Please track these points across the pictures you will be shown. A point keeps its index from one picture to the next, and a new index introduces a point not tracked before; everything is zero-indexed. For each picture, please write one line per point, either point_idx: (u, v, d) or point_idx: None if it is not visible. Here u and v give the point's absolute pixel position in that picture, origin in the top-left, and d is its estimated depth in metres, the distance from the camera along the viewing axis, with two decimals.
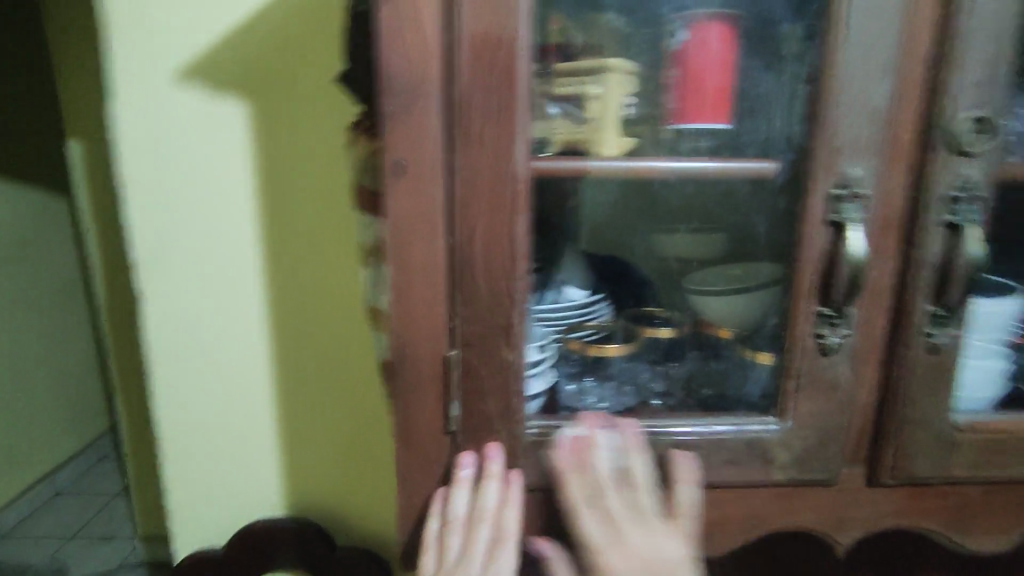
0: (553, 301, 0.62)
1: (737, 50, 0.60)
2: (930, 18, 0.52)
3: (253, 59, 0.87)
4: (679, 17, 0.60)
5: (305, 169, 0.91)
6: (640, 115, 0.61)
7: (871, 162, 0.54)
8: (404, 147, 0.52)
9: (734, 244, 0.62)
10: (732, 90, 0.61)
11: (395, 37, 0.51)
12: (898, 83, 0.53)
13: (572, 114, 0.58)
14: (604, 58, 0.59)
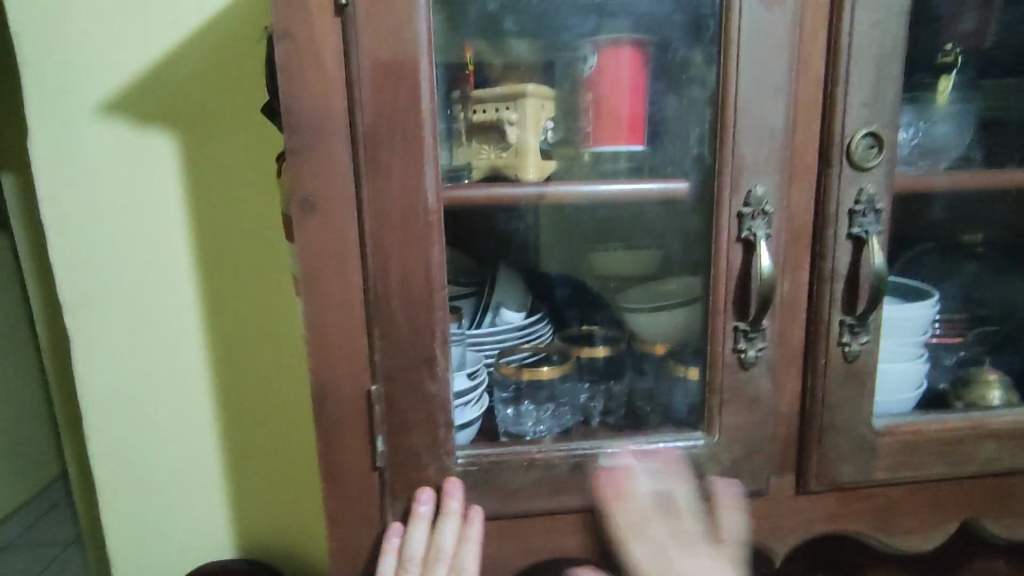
0: (490, 325, 0.64)
1: (645, 72, 0.61)
2: (818, 41, 0.54)
3: (178, 92, 0.86)
4: (586, 43, 0.61)
5: (238, 201, 0.90)
6: (557, 138, 0.61)
7: (773, 179, 0.55)
8: (312, 183, 0.52)
9: (658, 262, 0.63)
10: (644, 111, 0.61)
11: (296, 74, 0.50)
12: (791, 103, 0.55)
13: (491, 140, 0.59)
14: (521, 84, 0.60)
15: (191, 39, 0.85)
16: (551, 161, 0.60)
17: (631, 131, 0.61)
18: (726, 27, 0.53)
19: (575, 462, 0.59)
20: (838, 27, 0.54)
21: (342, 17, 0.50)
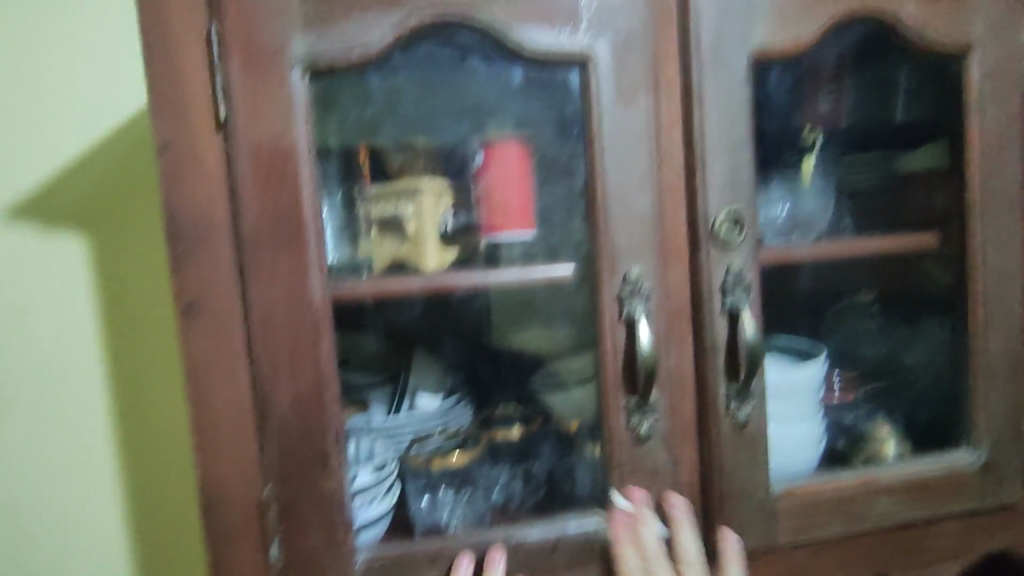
0: (404, 414, 0.64)
1: (530, 164, 0.62)
2: (676, 137, 0.60)
3: (83, 192, 0.83)
4: (471, 139, 0.62)
5: (139, 300, 0.85)
6: (457, 227, 0.63)
7: (647, 262, 0.59)
8: (197, 288, 0.53)
9: (573, 338, 0.63)
10: (532, 197, 0.63)
11: (178, 185, 0.52)
12: (657, 192, 0.59)
13: (390, 232, 0.61)
14: (415, 177, 0.61)
15: (97, 147, 0.83)
16: (452, 250, 0.62)
17: (521, 219, 0.63)
18: (589, 127, 0.58)
19: (486, 553, 0.59)
20: (691, 122, 0.59)
21: (223, 130, 0.52)
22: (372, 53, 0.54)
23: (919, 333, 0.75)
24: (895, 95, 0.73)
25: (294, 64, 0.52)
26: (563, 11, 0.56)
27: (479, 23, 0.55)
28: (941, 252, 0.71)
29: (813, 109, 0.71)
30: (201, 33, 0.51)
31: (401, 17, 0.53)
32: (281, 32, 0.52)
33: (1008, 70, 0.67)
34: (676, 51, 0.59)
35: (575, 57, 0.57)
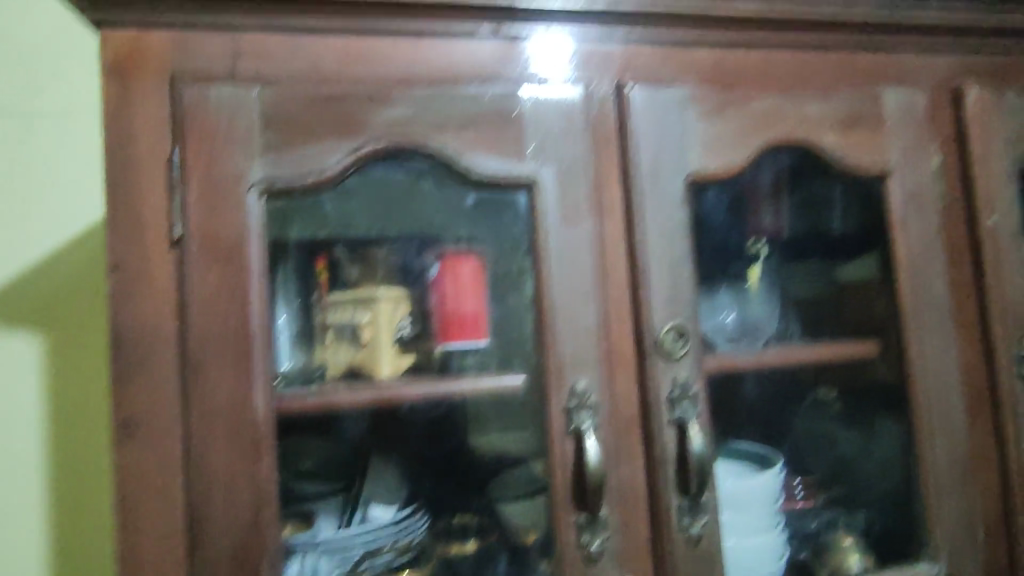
0: (357, 526, 0.62)
1: (484, 273, 0.64)
2: (620, 253, 0.63)
3: (38, 293, 0.83)
4: (426, 251, 0.64)
5: (73, 402, 0.83)
6: (413, 334, 0.64)
7: (594, 374, 0.61)
8: (137, 403, 0.52)
9: (522, 451, 0.62)
10: (486, 306, 0.64)
11: (127, 301, 0.53)
12: (602, 305, 0.62)
13: (348, 338, 0.62)
14: (376, 283, 0.63)
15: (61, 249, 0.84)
16: (412, 354, 0.63)
17: (473, 327, 0.64)
18: (535, 246, 0.61)
19: None
20: (633, 241, 0.63)
21: (177, 248, 0.54)
22: (327, 177, 0.56)
23: (874, 434, 0.75)
24: (830, 210, 0.75)
25: (251, 186, 0.55)
26: (510, 140, 0.60)
27: (432, 149, 0.59)
28: (889, 365, 0.72)
29: (756, 219, 0.75)
30: (163, 157, 0.54)
31: (357, 144, 0.57)
32: (240, 157, 0.55)
33: (925, 192, 0.72)
34: (618, 175, 0.63)
35: (522, 181, 0.60)
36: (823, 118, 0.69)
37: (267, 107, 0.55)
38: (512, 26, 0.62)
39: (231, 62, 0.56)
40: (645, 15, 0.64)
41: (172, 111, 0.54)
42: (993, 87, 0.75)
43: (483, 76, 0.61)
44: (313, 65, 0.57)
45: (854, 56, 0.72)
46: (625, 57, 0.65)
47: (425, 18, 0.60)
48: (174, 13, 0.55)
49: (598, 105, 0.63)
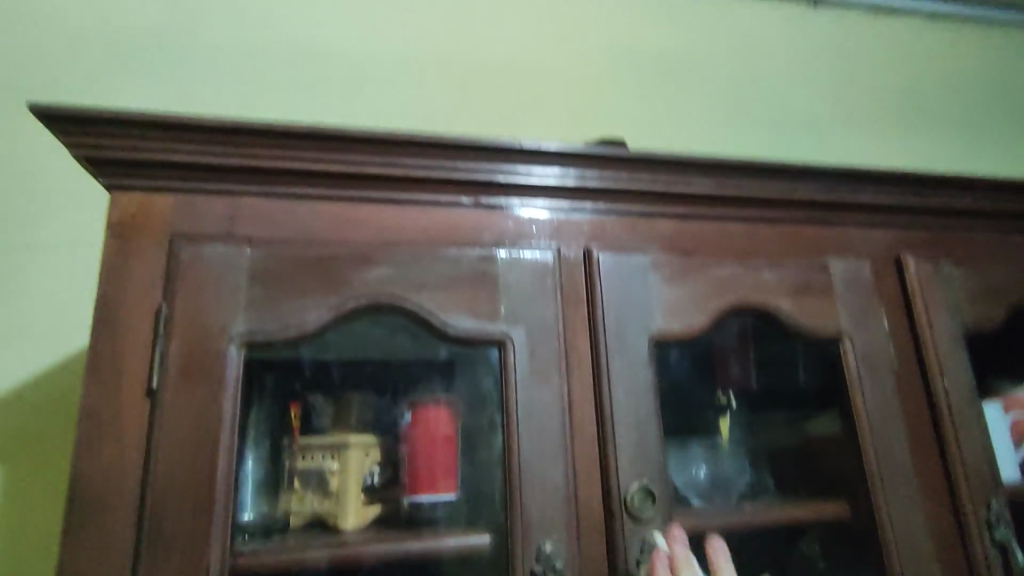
0: None
1: (456, 423, 0.65)
2: (588, 409, 0.65)
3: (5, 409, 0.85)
4: (403, 400, 0.66)
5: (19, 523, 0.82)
6: (381, 483, 0.64)
7: (560, 536, 0.60)
8: (87, 559, 0.51)
9: None
10: (457, 457, 0.64)
11: (92, 450, 0.53)
12: (569, 463, 0.62)
13: (313, 487, 0.62)
14: (346, 431, 0.64)
15: (46, 373, 0.87)
16: (378, 505, 0.63)
17: (440, 480, 0.64)
18: (505, 402, 0.63)
19: None
20: (600, 397, 0.65)
21: (151, 398, 0.55)
22: (306, 332, 0.59)
23: None
24: (795, 369, 0.78)
25: (232, 339, 0.57)
26: (484, 300, 0.64)
27: (410, 306, 0.62)
28: (867, 529, 0.71)
29: (723, 371, 0.77)
30: (150, 309, 0.57)
31: (338, 301, 0.60)
32: (225, 311, 0.58)
33: (879, 355, 0.76)
34: (586, 333, 0.67)
35: (493, 338, 0.63)
36: (776, 284, 0.75)
37: (257, 266, 0.59)
38: (489, 197, 0.69)
39: (228, 224, 0.61)
40: (610, 190, 0.72)
41: (166, 267, 0.58)
42: (930, 259, 0.82)
43: (461, 240, 0.66)
44: (304, 228, 0.62)
45: (800, 229, 0.79)
46: (592, 226, 0.71)
47: (411, 189, 0.66)
48: (181, 180, 0.61)
49: (567, 268, 0.68)
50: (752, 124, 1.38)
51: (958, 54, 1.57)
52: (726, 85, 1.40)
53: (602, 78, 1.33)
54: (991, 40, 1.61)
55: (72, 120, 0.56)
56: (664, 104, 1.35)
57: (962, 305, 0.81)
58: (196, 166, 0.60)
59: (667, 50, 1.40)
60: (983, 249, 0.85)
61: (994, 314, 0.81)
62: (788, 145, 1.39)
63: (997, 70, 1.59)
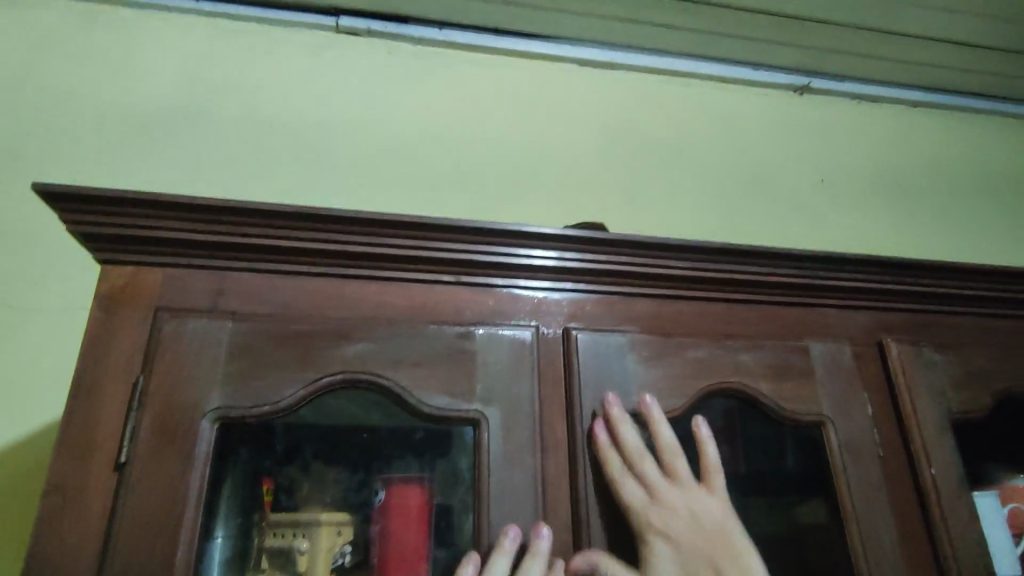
0: None
1: (431, 503, 0.64)
2: (563, 492, 0.64)
3: None
4: (380, 477, 0.65)
5: None
6: (351, 563, 0.64)
7: None
8: None
9: None
10: (430, 538, 0.62)
11: (54, 524, 0.52)
12: (542, 549, 0.61)
13: (282, 565, 0.63)
14: (317, 510, 0.65)
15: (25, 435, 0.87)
16: None
17: (414, 564, 0.61)
18: (478, 484, 0.62)
19: None
20: (575, 481, 0.64)
21: (119, 473, 0.55)
22: (281, 408, 0.59)
23: None
24: (781, 452, 0.76)
25: (206, 415, 0.58)
26: (460, 378, 0.64)
27: (385, 383, 0.62)
28: None
29: None
30: (127, 381, 0.57)
31: (315, 377, 0.61)
32: (203, 385, 0.58)
33: (863, 441, 0.75)
34: (563, 415, 0.67)
35: (469, 417, 0.63)
36: (756, 367, 0.75)
37: (237, 341, 0.61)
38: (472, 275, 0.70)
39: (213, 297, 0.62)
40: (590, 270, 0.73)
41: (148, 339, 0.59)
42: (913, 344, 0.82)
43: (442, 317, 0.68)
44: (288, 303, 0.64)
45: (780, 311, 0.81)
46: (573, 305, 0.73)
47: (393, 267, 0.68)
48: (171, 255, 0.63)
49: (547, 347, 0.69)
50: (741, 204, 1.43)
51: (941, 140, 1.63)
52: (714, 166, 1.46)
53: (595, 159, 1.39)
54: (972, 128, 1.67)
55: (67, 197, 0.59)
56: (655, 183, 1.40)
57: (947, 390, 0.80)
58: (184, 241, 0.62)
59: (658, 134, 1.46)
60: (966, 334, 0.85)
61: (979, 400, 0.81)
62: (777, 223, 1.42)
63: (981, 156, 1.64)
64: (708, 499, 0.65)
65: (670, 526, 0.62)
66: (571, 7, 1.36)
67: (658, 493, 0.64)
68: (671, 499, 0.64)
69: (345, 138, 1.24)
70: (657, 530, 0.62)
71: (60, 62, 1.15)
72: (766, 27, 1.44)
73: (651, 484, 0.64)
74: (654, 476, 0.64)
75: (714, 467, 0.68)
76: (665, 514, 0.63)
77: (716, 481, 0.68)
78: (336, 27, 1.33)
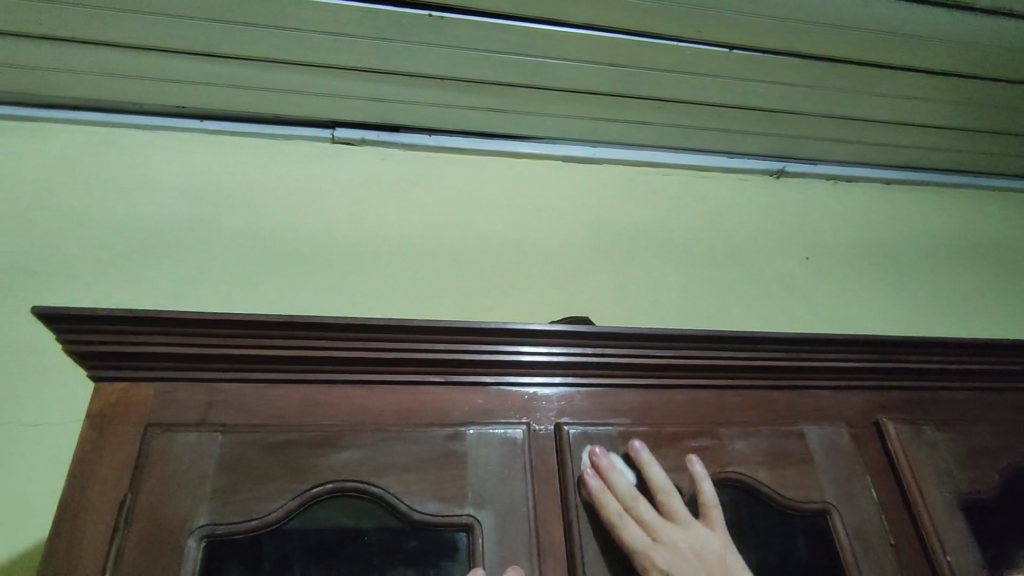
0: None
1: None
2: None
3: None
4: None
5: None
6: None
7: None
8: None
9: None
10: None
11: None
12: None
13: None
14: None
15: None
16: None
17: None
18: None
19: None
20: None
21: None
22: (269, 522, 0.58)
23: None
24: (794, 542, 0.71)
25: (193, 532, 0.56)
26: (452, 482, 0.64)
27: (374, 491, 0.62)
28: None
29: None
30: (113, 501, 0.56)
31: (303, 488, 0.60)
32: (190, 502, 0.57)
33: (871, 527, 0.72)
34: (558, 514, 0.65)
35: (461, 521, 0.62)
36: (749, 455, 0.74)
37: (225, 453, 0.60)
38: (459, 375, 0.71)
39: (204, 410, 0.63)
40: (578, 365, 0.74)
41: (136, 459, 0.59)
42: (911, 423, 0.81)
43: (430, 419, 0.68)
44: (276, 412, 0.64)
45: (771, 396, 0.81)
46: (562, 400, 0.73)
47: (383, 370, 0.69)
48: (164, 370, 0.64)
49: (539, 444, 0.69)
50: (730, 287, 1.46)
51: (916, 216, 1.70)
52: (695, 249, 1.50)
53: (584, 249, 1.43)
54: (939, 201, 1.74)
55: (63, 318, 0.60)
56: (644, 270, 1.43)
57: (953, 470, 0.78)
58: (174, 353, 0.63)
59: (643, 224, 1.52)
60: (963, 409, 0.85)
61: (985, 479, 0.79)
62: (762, 302, 1.45)
63: (958, 229, 1.70)
64: (706, 534, 0.65)
65: (675, 566, 0.62)
66: (552, 110, 1.46)
67: (663, 534, 0.64)
68: (673, 538, 0.64)
69: (338, 240, 1.28)
70: (662, 569, 0.62)
71: (73, 181, 1.22)
72: (739, 119, 1.53)
73: (649, 525, 0.64)
74: (652, 517, 0.65)
75: (710, 501, 0.68)
76: (667, 553, 0.63)
77: (715, 518, 0.67)
78: (333, 137, 1.42)
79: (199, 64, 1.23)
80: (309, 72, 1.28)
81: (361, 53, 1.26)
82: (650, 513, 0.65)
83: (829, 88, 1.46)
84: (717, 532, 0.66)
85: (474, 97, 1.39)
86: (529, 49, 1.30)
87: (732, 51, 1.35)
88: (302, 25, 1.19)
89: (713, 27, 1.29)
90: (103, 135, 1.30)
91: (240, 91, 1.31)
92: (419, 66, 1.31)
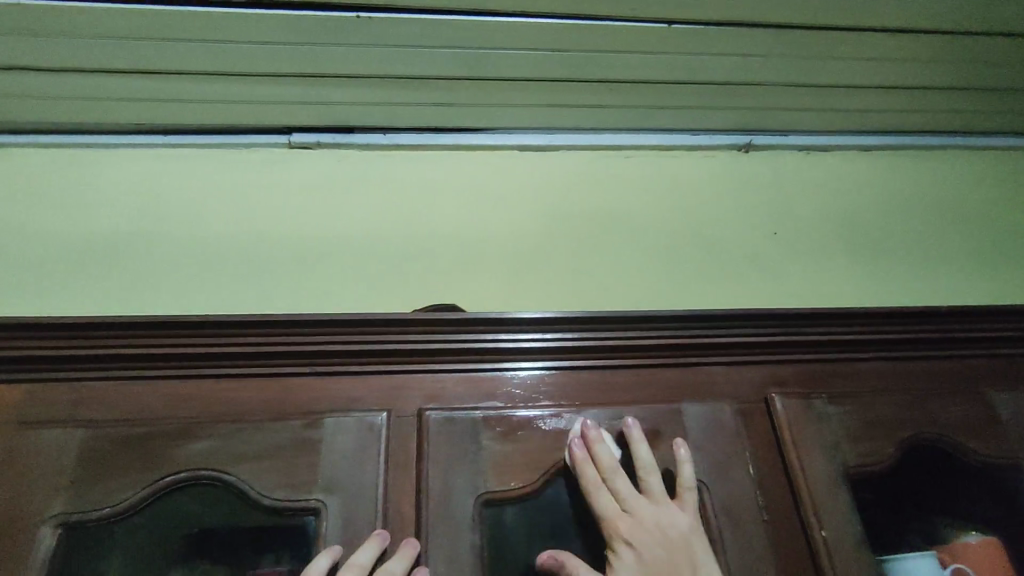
0: None
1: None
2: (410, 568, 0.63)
3: None
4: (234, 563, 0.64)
5: None
6: None
7: None
8: None
9: None
10: None
11: None
12: None
13: None
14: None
15: None
16: None
17: None
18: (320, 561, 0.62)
19: None
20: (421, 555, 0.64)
21: None
22: (120, 510, 0.62)
23: None
24: None
25: (46, 522, 0.61)
26: (305, 469, 0.66)
27: (226, 478, 0.65)
28: None
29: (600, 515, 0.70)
30: None
31: (157, 478, 0.64)
32: (46, 493, 0.62)
33: (741, 504, 0.71)
34: (413, 495, 0.67)
35: (310, 505, 0.65)
36: (621, 434, 0.74)
37: (86, 447, 0.65)
38: (327, 365, 0.73)
39: (73, 407, 0.67)
40: (448, 350, 0.75)
41: (3, 454, 0.64)
42: (802, 396, 0.79)
43: (294, 409, 0.70)
44: (141, 406, 0.68)
45: (657, 373, 0.80)
46: (432, 385, 0.74)
47: (251, 364, 0.72)
48: (39, 371, 0.69)
49: (398, 429, 0.70)
50: (690, 265, 1.42)
51: (895, 182, 1.62)
52: (653, 229, 1.48)
53: (537, 236, 1.42)
54: (920, 165, 1.66)
55: None
56: (600, 253, 1.41)
57: (842, 443, 0.76)
58: (48, 356, 0.68)
59: (601, 208, 1.50)
60: (864, 381, 0.82)
61: (880, 451, 0.76)
62: (725, 278, 1.40)
63: (942, 192, 1.62)
64: (675, 513, 0.66)
65: (639, 537, 0.64)
66: (500, 100, 1.45)
67: (635, 506, 0.66)
68: (642, 511, 0.65)
69: (290, 239, 1.32)
70: (624, 538, 0.64)
71: (43, 201, 1.31)
72: (693, 95, 1.49)
73: (623, 498, 0.66)
74: (627, 491, 0.67)
75: (688, 483, 0.69)
76: (633, 524, 0.64)
77: (690, 500, 0.68)
78: (289, 143, 1.46)
79: (149, 82, 1.29)
80: (253, 82, 1.32)
81: (299, 59, 1.29)
82: (625, 487, 0.67)
83: (783, 55, 1.40)
84: (687, 511, 0.67)
85: (419, 94, 1.41)
86: (464, 41, 1.30)
87: (671, 26, 1.31)
88: (235, 36, 1.23)
89: (646, 3, 1.26)
90: (70, 156, 1.38)
91: (192, 105, 1.36)
92: (359, 67, 1.33)
